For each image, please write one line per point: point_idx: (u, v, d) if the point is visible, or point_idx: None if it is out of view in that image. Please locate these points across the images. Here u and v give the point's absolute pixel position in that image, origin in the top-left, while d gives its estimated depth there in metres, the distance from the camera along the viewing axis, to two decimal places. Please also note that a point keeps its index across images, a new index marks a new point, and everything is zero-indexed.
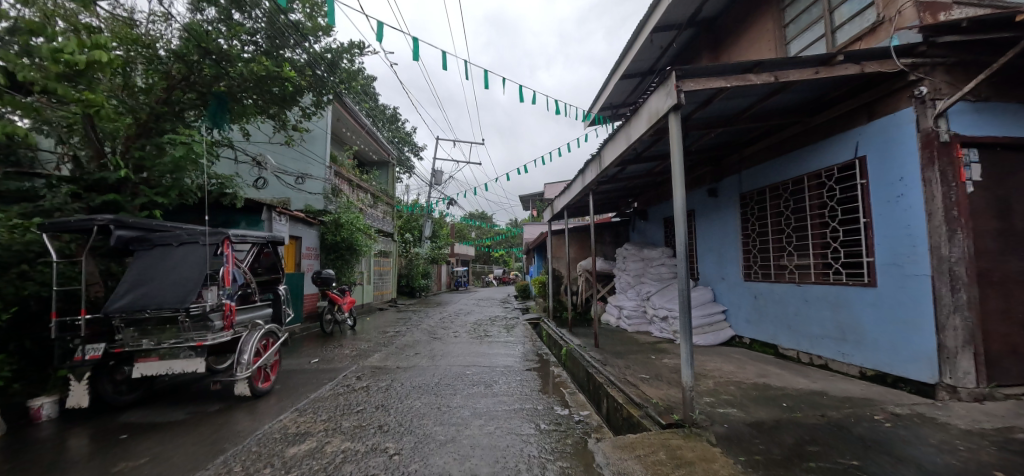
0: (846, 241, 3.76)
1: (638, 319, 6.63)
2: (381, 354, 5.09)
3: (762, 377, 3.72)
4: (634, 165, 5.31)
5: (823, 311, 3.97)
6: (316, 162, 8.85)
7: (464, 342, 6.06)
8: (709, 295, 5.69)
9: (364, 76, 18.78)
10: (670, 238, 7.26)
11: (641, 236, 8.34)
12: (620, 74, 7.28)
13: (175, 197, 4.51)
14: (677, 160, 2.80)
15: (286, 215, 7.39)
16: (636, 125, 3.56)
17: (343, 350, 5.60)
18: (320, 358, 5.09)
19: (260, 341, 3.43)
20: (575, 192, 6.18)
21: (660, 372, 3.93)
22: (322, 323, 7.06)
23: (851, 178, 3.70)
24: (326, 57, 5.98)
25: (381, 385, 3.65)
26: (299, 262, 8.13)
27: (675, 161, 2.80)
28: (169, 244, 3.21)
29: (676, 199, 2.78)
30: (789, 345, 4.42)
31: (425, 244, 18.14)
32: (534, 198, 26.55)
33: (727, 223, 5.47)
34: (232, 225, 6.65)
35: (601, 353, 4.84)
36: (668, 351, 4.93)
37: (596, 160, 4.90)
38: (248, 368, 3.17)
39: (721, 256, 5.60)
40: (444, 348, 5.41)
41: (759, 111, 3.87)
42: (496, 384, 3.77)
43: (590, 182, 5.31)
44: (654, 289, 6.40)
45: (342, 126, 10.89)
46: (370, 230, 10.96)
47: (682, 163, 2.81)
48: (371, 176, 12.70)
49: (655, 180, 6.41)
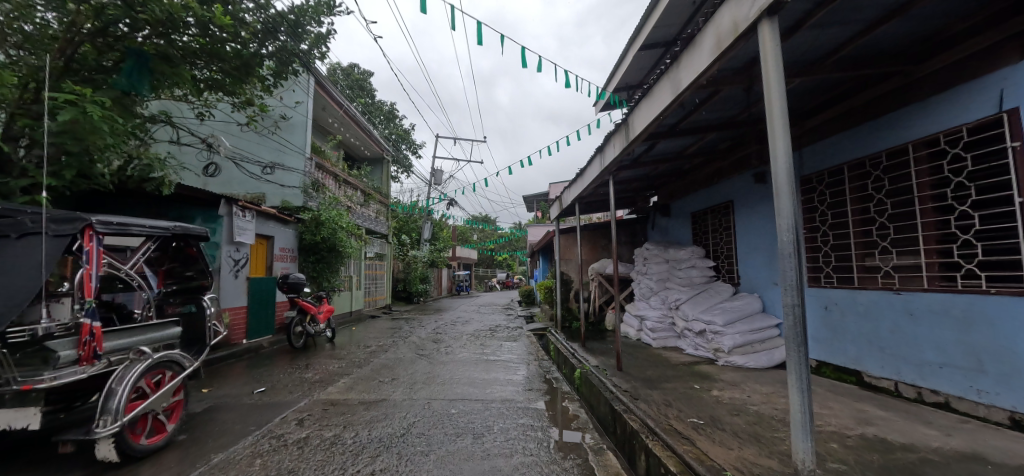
0: (984, 233, 2.67)
1: (664, 332, 5.53)
2: (348, 381, 4.00)
3: (868, 425, 2.62)
4: (667, 143, 4.25)
5: (943, 330, 2.87)
6: (293, 152, 7.91)
7: (457, 361, 4.99)
8: (758, 305, 4.61)
9: (360, 71, 18.00)
10: (699, 236, 6.18)
11: (662, 235, 7.27)
12: (640, 43, 6.22)
13: (77, 178, 3.49)
14: (776, 98, 1.76)
15: (252, 211, 6.39)
16: (686, 64, 2.50)
17: (307, 373, 4.54)
18: (272, 385, 4.02)
19: (145, 378, 2.38)
20: (590, 179, 5.10)
21: (717, 417, 2.83)
22: (289, 336, 5.93)
23: (991, 142, 2.61)
24: (288, 18, 4.88)
25: (327, 437, 2.57)
26: (271, 266, 7.08)
27: (772, 100, 1.76)
28: (7, 235, 2.22)
29: (775, 157, 1.73)
30: (881, 373, 3.32)
31: (424, 246, 17.12)
32: (539, 199, 25.47)
33: None
34: (186, 221, 5.65)
35: (628, 381, 3.75)
36: (714, 377, 3.83)
37: (620, 131, 3.83)
38: (116, 420, 2.13)
39: (774, 256, 4.53)
40: (430, 372, 4.33)
41: (851, 53, 2.82)
42: (490, 434, 2.68)
43: (610, 163, 4.23)
44: (685, 296, 5.30)
45: (328, 116, 9.92)
46: (359, 229, 9.98)
47: (782, 96, 1.74)
48: (363, 172, 11.70)
49: (686, 164, 5.35)
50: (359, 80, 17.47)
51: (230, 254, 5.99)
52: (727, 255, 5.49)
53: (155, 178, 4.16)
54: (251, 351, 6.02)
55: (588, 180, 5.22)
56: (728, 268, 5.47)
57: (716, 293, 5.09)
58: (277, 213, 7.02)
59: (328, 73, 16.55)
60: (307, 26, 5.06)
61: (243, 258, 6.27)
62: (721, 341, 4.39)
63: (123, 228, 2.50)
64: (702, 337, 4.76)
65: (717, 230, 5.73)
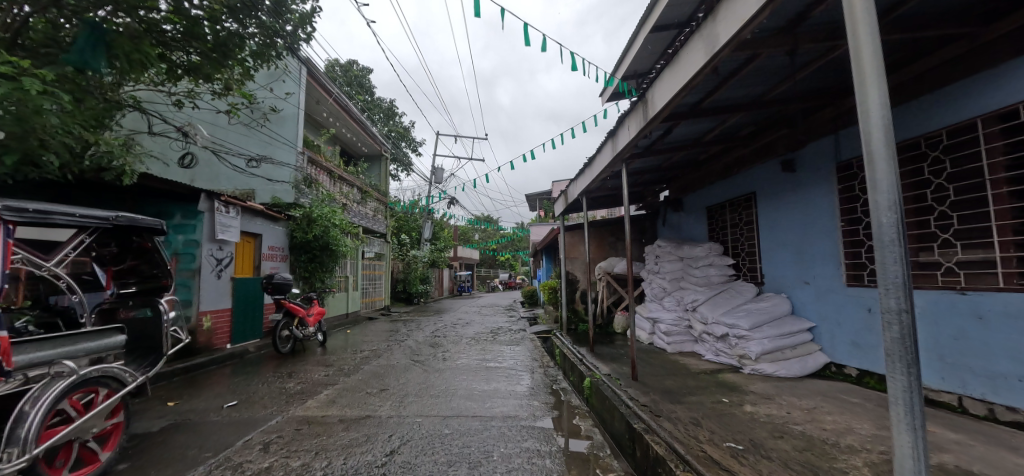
0: None
1: (679, 336, 5.09)
2: (331, 393, 3.57)
3: (943, 452, 2.18)
4: (687, 125, 3.80)
5: (1021, 336, 2.43)
6: (284, 145, 7.56)
7: (453, 369, 4.56)
8: (787, 307, 4.17)
9: (359, 68, 17.61)
10: (716, 232, 5.73)
11: (673, 231, 6.83)
12: (650, 24, 5.79)
13: (23, 165, 3.11)
14: (864, 37, 1.32)
15: (236, 207, 5.99)
16: (725, 18, 2.07)
17: (290, 382, 4.12)
18: (248, 397, 3.60)
19: (70, 398, 1.98)
20: (599, 169, 4.67)
21: (758, 441, 2.39)
22: (275, 341, 5.49)
23: None
24: None
25: (293, 466, 2.15)
26: (259, 266, 6.67)
27: (861, 43, 1.33)
28: None
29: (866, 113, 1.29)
30: (942, 386, 2.87)
31: (424, 246, 16.74)
32: (541, 198, 25.04)
33: (814, 205, 3.97)
34: (165, 217, 5.29)
35: (646, 393, 3.32)
36: (743, 389, 3.39)
37: (637, 110, 3.40)
38: (29, 451, 1.72)
39: (805, 253, 4.09)
40: (423, 382, 3.91)
41: (912, 10, 2.38)
42: (488, 462, 2.25)
43: (622, 149, 3.79)
44: (703, 297, 4.86)
45: (322, 109, 9.54)
46: (354, 227, 9.59)
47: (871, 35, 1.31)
48: (360, 169, 11.33)
49: (702, 152, 4.91)
50: (358, 76, 17.11)
51: (212, 252, 5.62)
52: (748, 251, 5.04)
53: (114, 168, 3.81)
54: (235, 356, 5.62)
55: (596, 171, 4.78)
56: (749, 266, 5.03)
57: (738, 294, 4.65)
58: (266, 210, 6.65)
59: (326, 70, 16.23)
60: (290, 5, 4.68)
61: (227, 257, 5.89)
62: (747, 347, 3.95)
63: (43, 217, 2.11)
64: (724, 342, 4.33)
65: (736, 225, 5.28)
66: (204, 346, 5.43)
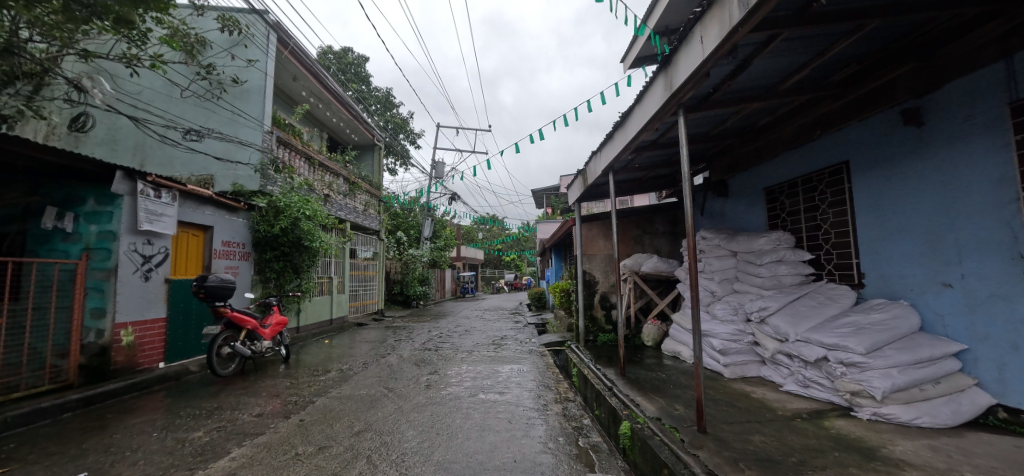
0: None
1: (742, 355, 3.81)
2: (242, 456, 2.33)
3: None
4: (778, 50, 2.54)
5: None
6: (251, 123, 6.58)
7: (432, 403, 3.32)
8: (916, 321, 2.89)
9: (352, 54, 16.40)
10: (780, 218, 4.47)
11: (716, 221, 5.57)
12: None
13: None
14: None
15: (173, 191, 4.81)
16: None
17: (200, 426, 2.90)
18: (118, 460, 2.39)
19: None
20: (635, 128, 3.41)
21: None
22: (212, 362, 4.23)
23: None
24: None
25: None
26: (208, 263, 5.50)
27: None
28: None
29: None
30: None
31: (423, 245, 15.51)
32: (548, 194, 23.64)
33: (963, 171, 2.70)
34: (75, 204, 4.21)
35: (733, 464, 2.06)
36: (889, 457, 2.11)
37: (714, 11, 2.13)
38: None
39: (942, 242, 2.83)
40: (385, 431, 2.68)
41: None
42: None
43: (683, 86, 2.51)
44: (775, 306, 3.59)
45: (300, 86, 8.38)
46: (336, 222, 8.40)
47: None
48: (347, 157, 10.12)
49: (773, 108, 3.63)
50: (353, 63, 15.91)
51: (136, 248, 4.45)
52: (834, 243, 3.77)
53: None
54: (166, 379, 4.48)
55: (630, 134, 3.53)
56: (835, 263, 3.75)
57: (829, 301, 3.38)
58: (218, 197, 5.49)
59: (318, 55, 15.08)
60: None
61: (159, 254, 4.73)
62: (864, 379, 2.68)
63: None
64: (816, 370, 3.06)
65: (813, 209, 4.00)
66: (123, 368, 4.30)
